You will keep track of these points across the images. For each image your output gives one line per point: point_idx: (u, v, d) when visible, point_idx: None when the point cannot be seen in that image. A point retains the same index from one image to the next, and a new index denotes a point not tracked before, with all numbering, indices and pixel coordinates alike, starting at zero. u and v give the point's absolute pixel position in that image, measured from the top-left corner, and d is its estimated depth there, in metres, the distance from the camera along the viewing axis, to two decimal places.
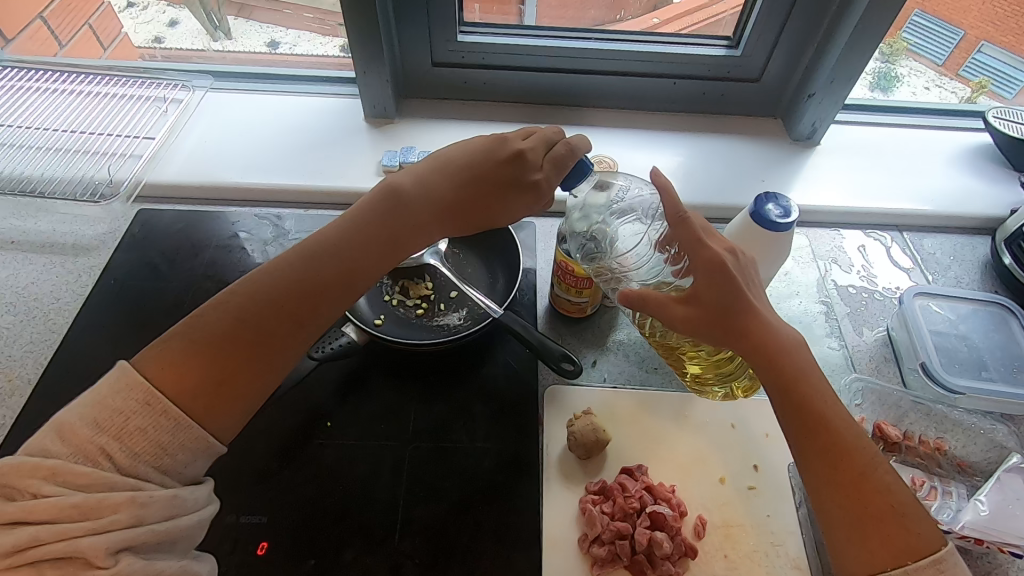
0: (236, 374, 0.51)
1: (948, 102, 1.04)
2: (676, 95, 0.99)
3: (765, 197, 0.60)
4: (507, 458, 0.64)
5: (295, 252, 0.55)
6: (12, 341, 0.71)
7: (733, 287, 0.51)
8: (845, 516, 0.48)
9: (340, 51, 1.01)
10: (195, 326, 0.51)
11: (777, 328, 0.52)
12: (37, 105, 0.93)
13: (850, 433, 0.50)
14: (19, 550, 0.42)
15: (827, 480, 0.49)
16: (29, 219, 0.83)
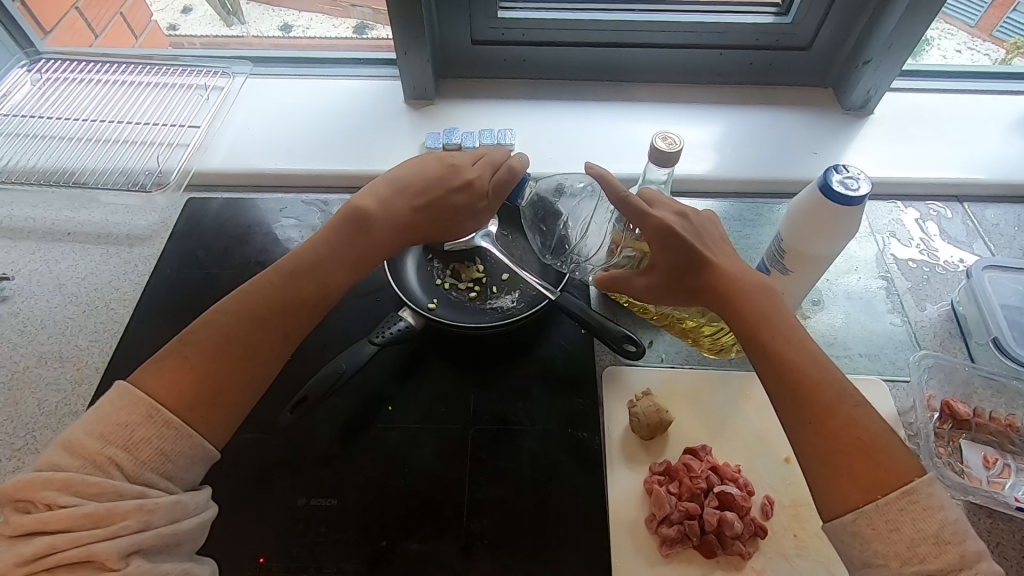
0: (225, 385, 0.49)
1: (979, 64, 1.00)
2: (722, 67, 0.96)
3: (834, 170, 0.58)
4: (568, 439, 0.64)
5: (285, 262, 0.55)
6: (77, 330, 0.72)
7: (684, 244, 0.57)
8: (819, 451, 0.48)
9: (352, 32, 1.01)
10: (181, 348, 0.50)
11: (736, 278, 0.56)
12: (80, 97, 0.94)
13: (816, 369, 0.51)
14: (32, 560, 0.41)
15: (800, 418, 0.49)
16: (82, 211, 0.84)
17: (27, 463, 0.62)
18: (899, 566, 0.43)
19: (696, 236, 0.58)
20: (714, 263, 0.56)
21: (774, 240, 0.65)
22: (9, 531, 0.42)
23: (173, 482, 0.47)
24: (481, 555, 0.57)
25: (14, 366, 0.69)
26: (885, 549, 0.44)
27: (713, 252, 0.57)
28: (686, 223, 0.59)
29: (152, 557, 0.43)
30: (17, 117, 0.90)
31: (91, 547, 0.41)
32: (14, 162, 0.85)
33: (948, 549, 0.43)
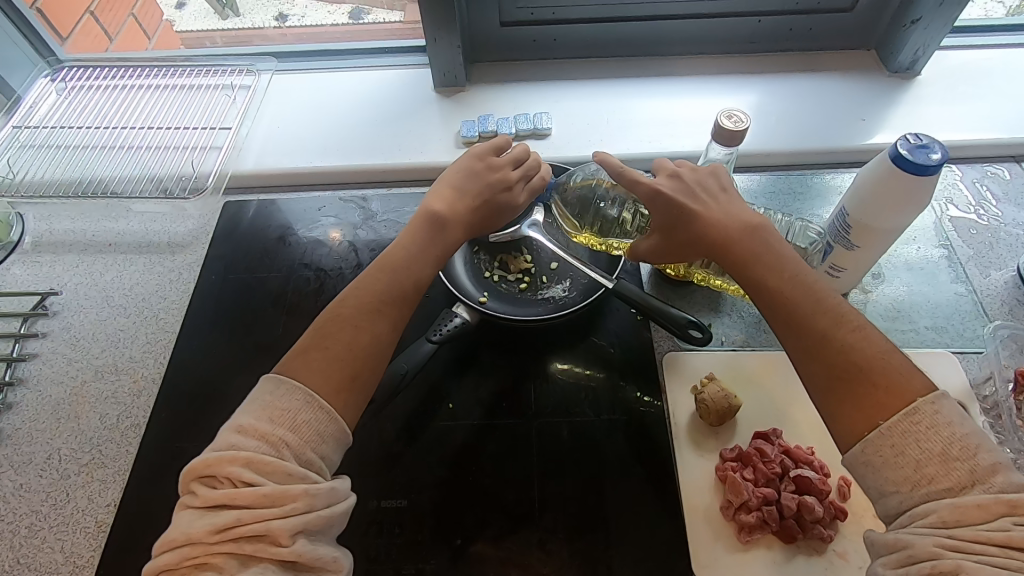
0: (359, 372, 0.49)
1: (996, 15, 0.96)
2: (759, 35, 0.92)
3: (917, 140, 0.55)
4: (635, 429, 0.63)
5: (388, 254, 0.55)
6: (131, 342, 0.72)
7: (668, 195, 0.56)
8: (823, 384, 0.47)
9: (349, 18, 1.00)
10: (317, 338, 0.49)
11: (726, 220, 0.54)
12: (104, 105, 0.93)
13: (816, 304, 0.49)
14: (220, 530, 0.40)
15: (804, 354, 0.48)
16: (120, 221, 0.84)
17: (97, 478, 0.62)
18: (909, 491, 0.41)
19: (683, 185, 0.57)
20: (703, 209, 0.55)
21: (838, 213, 0.63)
22: (198, 501, 0.41)
23: (326, 463, 0.46)
24: (557, 550, 0.56)
25: (73, 381, 0.69)
26: (894, 475, 0.42)
27: (704, 198, 0.56)
28: (676, 175, 0.58)
29: (313, 538, 0.42)
30: (45, 128, 0.89)
31: (269, 523, 0.40)
32: (48, 175, 0.84)
33: (957, 466, 0.40)
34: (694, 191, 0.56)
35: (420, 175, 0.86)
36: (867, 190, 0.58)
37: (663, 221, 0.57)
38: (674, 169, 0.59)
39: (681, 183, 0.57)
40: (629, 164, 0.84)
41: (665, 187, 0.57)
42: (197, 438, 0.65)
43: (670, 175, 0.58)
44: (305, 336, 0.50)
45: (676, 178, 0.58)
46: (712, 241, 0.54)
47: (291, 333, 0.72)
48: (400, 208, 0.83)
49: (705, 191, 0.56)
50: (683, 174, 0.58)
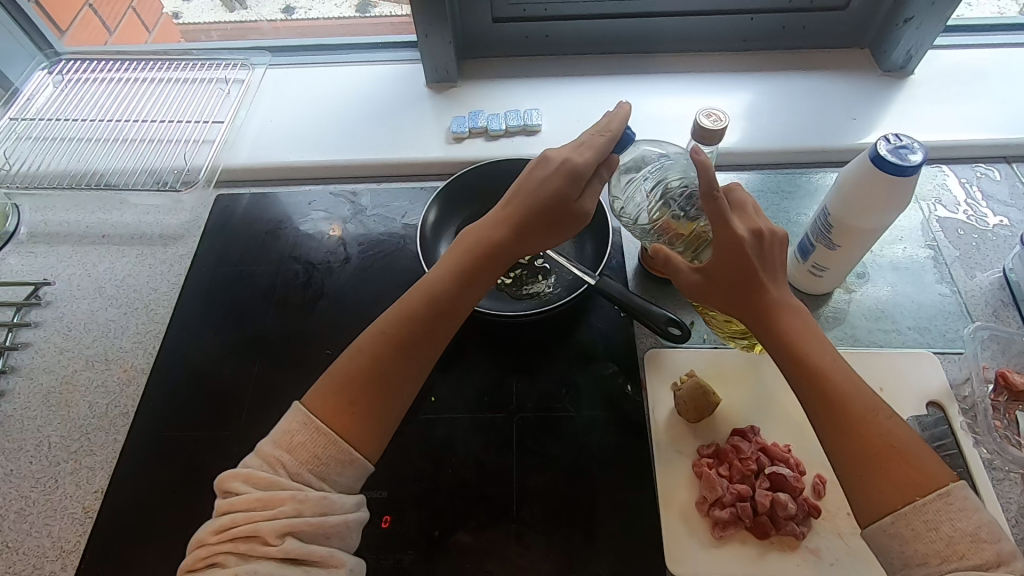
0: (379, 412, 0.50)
1: (996, 13, 0.95)
2: (754, 32, 0.92)
3: (897, 140, 0.55)
4: (616, 424, 0.64)
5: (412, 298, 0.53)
6: (121, 332, 0.73)
7: (739, 249, 0.51)
8: (849, 459, 0.46)
9: (359, 11, 1.00)
10: (361, 376, 0.50)
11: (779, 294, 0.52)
12: (100, 97, 0.94)
13: (852, 387, 0.48)
14: (222, 531, 0.44)
15: (829, 427, 0.47)
16: (114, 213, 0.85)
17: (86, 465, 0.64)
18: (939, 564, 0.41)
19: (760, 244, 0.52)
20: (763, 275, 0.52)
21: (820, 216, 0.63)
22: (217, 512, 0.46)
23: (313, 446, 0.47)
24: (534, 542, 0.57)
25: (64, 370, 0.70)
26: (926, 549, 0.42)
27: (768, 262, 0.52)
28: (752, 233, 0.52)
29: (306, 539, 0.45)
30: (42, 120, 0.90)
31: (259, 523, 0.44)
32: (43, 166, 0.85)
33: (985, 546, 0.41)
34: (764, 255, 0.52)
35: (411, 171, 0.86)
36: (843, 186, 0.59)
37: (718, 275, 0.52)
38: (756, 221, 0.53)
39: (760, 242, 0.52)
40: None
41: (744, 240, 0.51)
42: (184, 427, 0.66)
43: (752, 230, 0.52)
44: (343, 368, 0.51)
45: (757, 238, 0.52)
46: (763, 310, 0.52)
47: (278, 325, 0.73)
48: (390, 202, 0.84)
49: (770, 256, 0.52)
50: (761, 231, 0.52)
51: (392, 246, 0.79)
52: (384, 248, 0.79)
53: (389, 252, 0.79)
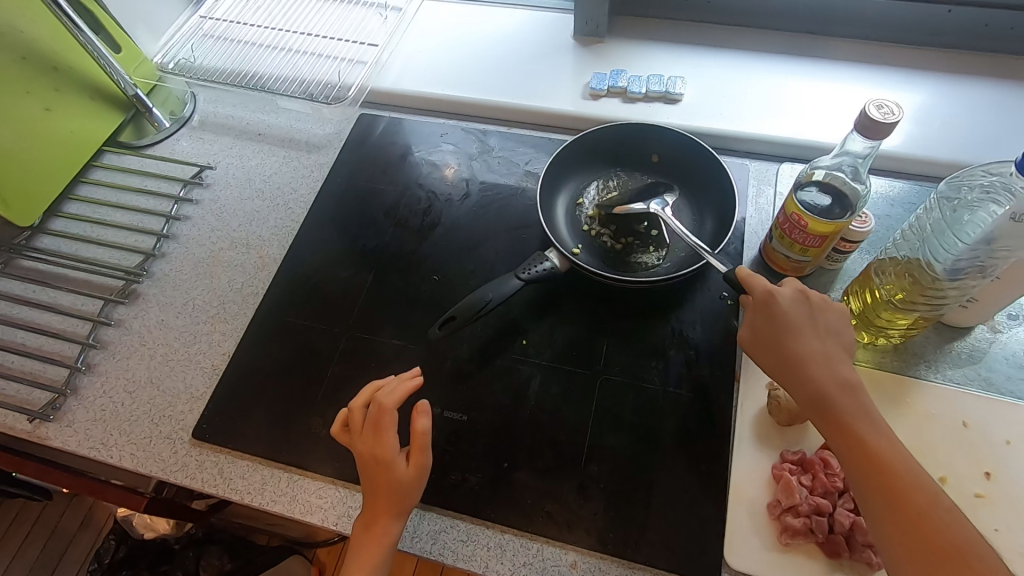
0: (390, 500, 0.53)
1: None
2: (947, 26, 0.82)
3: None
4: (700, 407, 0.63)
5: (384, 406, 0.54)
6: (262, 222, 0.82)
7: (780, 305, 0.53)
8: (872, 502, 0.44)
9: None
10: (367, 458, 0.54)
11: (820, 343, 0.51)
12: (275, 7, 1.01)
13: (891, 447, 0.45)
14: None
15: (840, 457, 0.47)
16: (271, 115, 0.93)
17: (218, 330, 0.73)
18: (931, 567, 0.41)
19: (803, 306, 0.53)
20: (803, 323, 0.52)
21: (961, 261, 0.54)
22: None
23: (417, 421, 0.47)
24: (595, 497, 0.59)
25: (211, 246, 0.80)
26: None
27: (810, 315, 0.53)
28: (775, 295, 0.54)
29: None
30: (225, 22, 0.99)
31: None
32: (218, 62, 0.94)
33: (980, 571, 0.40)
34: (808, 315, 0.53)
35: (542, 119, 0.87)
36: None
37: (762, 325, 0.54)
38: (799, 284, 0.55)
39: (803, 301, 0.53)
40: (756, 144, 0.80)
41: (782, 300, 0.53)
42: (301, 316, 0.73)
43: (794, 291, 0.54)
44: (359, 449, 0.54)
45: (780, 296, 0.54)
46: (782, 347, 0.52)
47: (394, 244, 0.78)
48: (516, 148, 0.85)
49: (821, 320, 0.52)
50: (809, 293, 0.54)
51: (511, 191, 0.81)
52: (504, 191, 0.81)
53: (507, 195, 0.81)
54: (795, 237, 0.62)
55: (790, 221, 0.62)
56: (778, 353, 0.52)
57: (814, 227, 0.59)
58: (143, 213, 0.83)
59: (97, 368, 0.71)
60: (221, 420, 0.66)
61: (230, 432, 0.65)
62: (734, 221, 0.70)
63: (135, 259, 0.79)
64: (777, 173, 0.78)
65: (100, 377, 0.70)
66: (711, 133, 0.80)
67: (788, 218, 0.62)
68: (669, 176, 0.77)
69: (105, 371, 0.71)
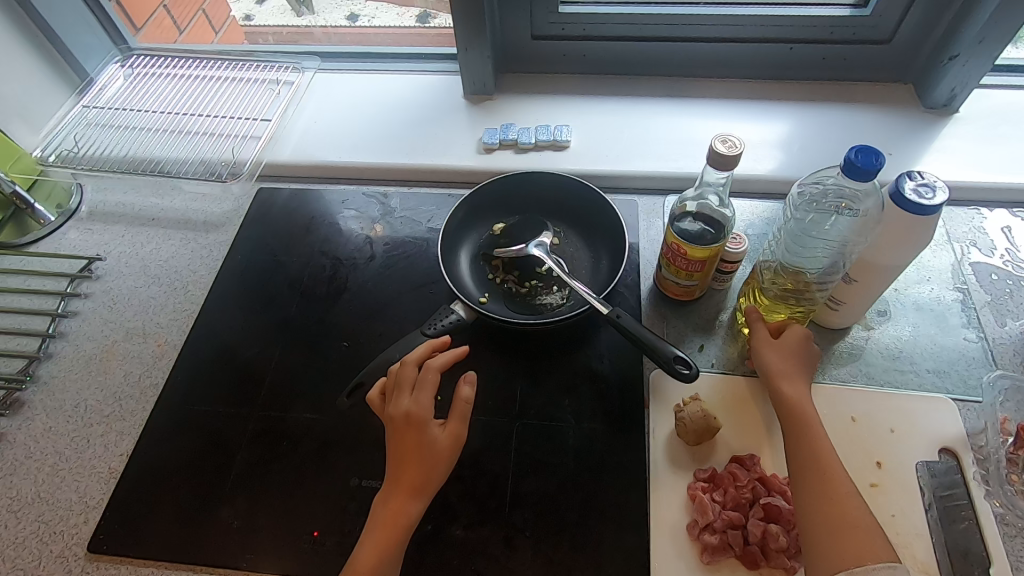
0: (412, 469, 0.53)
1: None
2: (792, 61, 0.92)
3: (865, 153, 0.52)
4: (615, 439, 0.64)
5: (430, 366, 0.57)
6: (160, 309, 0.79)
7: (762, 351, 0.61)
8: (805, 504, 0.51)
9: (416, 21, 1.04)
10: (404, 415, 0.55)
11: (794, 373, 0.59)
12: (163, 90, 1.00)
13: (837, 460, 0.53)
14: None
15: (799, 469, 0.53)
16: (165, 198, 0.91)
17: (115, 430, 0.68)
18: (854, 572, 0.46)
19: (778, 349, 0.61)
20: (798, 359, 0.60)
21: (834, 253, 0.60)
22: None
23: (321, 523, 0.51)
24: (522, 546, 0.58)
25: (105, 340, 0.76)
26: None
27: (809, 357, 0.61)
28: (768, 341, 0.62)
29: None
30: (111, 109, 0.97)
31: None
32: (105, 151, 0.91)
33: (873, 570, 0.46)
34: (790, 357, 0.60)
35: (440, 176, 0.90)
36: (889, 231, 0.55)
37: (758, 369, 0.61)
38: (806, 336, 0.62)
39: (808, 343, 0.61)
40: (641, 181, 0.85)
41: (767, 347, 0.61)
42: (206, 402, 0.70)
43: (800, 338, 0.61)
44: (393, 407, 0.55)
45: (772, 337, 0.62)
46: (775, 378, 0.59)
47: (301, 315, 0.77)
48: (418, 207, 0.87)
49: (795, 360, 0.60)
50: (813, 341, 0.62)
51: (416, 248, 0.82)
52: (410, 250, 0.82)
53: (413, 254, 0.82)
54: (680, 263, 0.66)
55: (671, 249, 0.66)
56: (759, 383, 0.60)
57: (692, 253, 0.64)
58: (26, 314, 0.78)
59: None
60: (120, 528, 0.61)
61: (132, 538, 0.61)
62: (625, 255, 0.74)
63: (17, 364, 0.74)
64: (663, 206, 0.83)
65: None
66: (599, 174, 0.85)
67: (669, 247, 0.66)
68: (562, 217, 0.81)
69: None
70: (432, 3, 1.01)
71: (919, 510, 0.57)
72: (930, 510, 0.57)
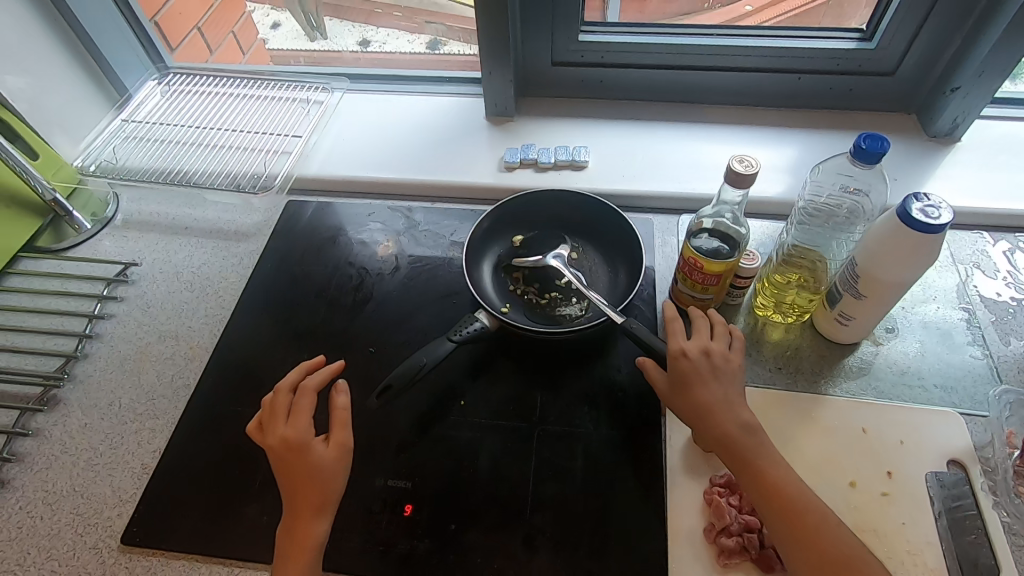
0: (315, 492, 0.55)
1: None
2: (800, 91, 0.96)
3: (873, 149, 0.56)
4: (632, 446, 0.66)
5: (304, 388, 0.59)
6: (191, 313, 0.82)
7: (686, 364, 0.59)
8: (777, 528, 0.51)
9: (427, 48, 1.10)
10: (281, 442, 0.56)
11: (726, 397, 0.57)
12: (198, 106, 1.05)
13: (802, 495, 0.52)
14: None
15: (767, 512, 0.52)
16: (198, 209, 0.95)
17: (148, 428, 0.71)
18: None
19: (708, 363, 0.59)
20: (708, 379, 0.58)
21: (848, 263, 0.65)
22: None
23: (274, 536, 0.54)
24: (543, 546, 0.60)
25: (139, 341, 0.79)
26: None
27: (716, 376, 0.58)
28: (684, 353, 0.59)
29: None
30: (148, 124, 1.02)
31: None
32: (142, 162, 0.96)
33: None
34: (711, 369, 0.59)
35: (462, 193, 0.93)
36: (897, 250, 0.58)
37: (674, 380, 0.59)
38: (705, 341, 0.61)
39: (707, 358, 0.59)
40: (656, 201, 0.89)
41: (690, 359, 0.59)
42: (236, 403, 0.72)
43: (699, 348, 0.60)
44: (272, 437, 0.56)
45: (688, 355, 0.59)
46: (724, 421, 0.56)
47: (329, 321, 0.80)
48: (441, 222, 0.90)
49: (721, 372, 0.59)
50: (711, 350, 0.60)
51: (439, 261, 0.85)
52: (433, 262, 0.85)
53: (436, 266, 0.85)
54: (695, 277, 0.69)
55: (688, 264, 0.69)
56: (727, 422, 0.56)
57: (709, 267, 0.67)
58: (63, 316, 0.81)
59: (11, 484, 0.67)
60: (152, 522, 0.63)
61: (165, 531, 0.63)
62: (643, 269, 0.77)
63: (54, 363, 0.77)
64: (678, 225, 0.87)
65: (14, 494, 0.66)
66: (615, 194, 0.89)
67: (686, 261, 0.69)
68: (581, 233, 0.84)
69: (21, 486, 0.66)
70: (444, 32, 1.07)
71: (929, 519, 0.59)
72: (940, 518, 0.59)
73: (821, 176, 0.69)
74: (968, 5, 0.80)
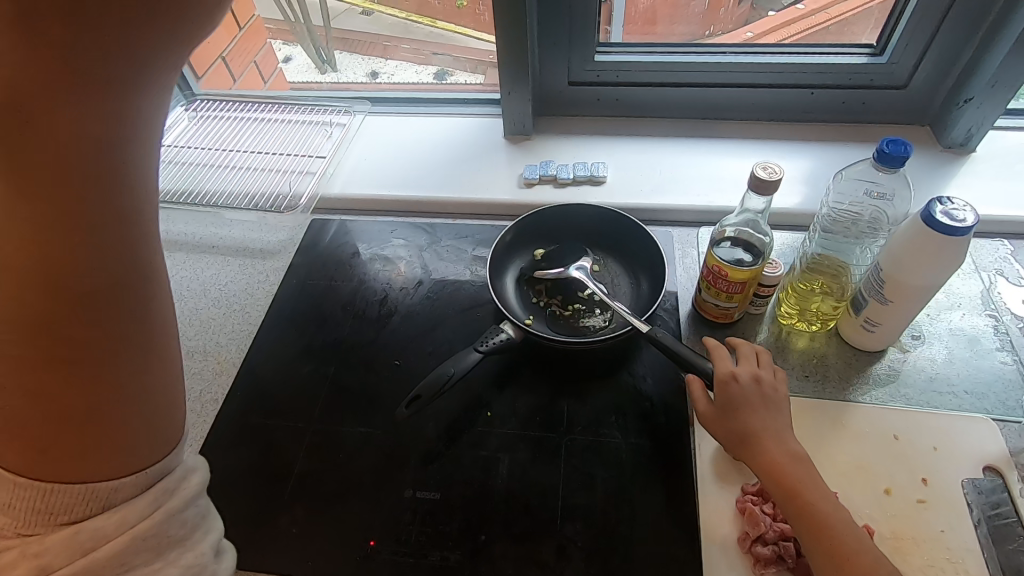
0: (59, 324, 0.37)
1: None
2: (814, 106, 0.98)
3: (896, 153, 0.57)
4: (661, 454, 0.66)
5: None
6: (219, 329, 0.83)
7: (735, 389, 0.58)
8: (817, 560, 0.49)
9: (433, 78, 1.13)
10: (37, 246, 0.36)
11: (771, 424, 0.56)
12: (225, 131, 1.08)
13: (845, 524, 0.50)
14: None
15: (809, 543, 0.50)
16: (224, 228, 0.97)
17: None
18: None
19: (758, 391, 0.58)
20: (754, 407, 0.57)
21: (873, 267, 0.65)
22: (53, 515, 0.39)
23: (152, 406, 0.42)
24: (575, 557, 0.59)
25: None
26: None
27: (763, 404, 0.57)
28: (732, 377, 0.59)
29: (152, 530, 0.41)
30: (176, 148, 1.05)
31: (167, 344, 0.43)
32: (171, 185, 0.98)
33: None
34: (760, 397, 0.58)
35: (483, 209, 0.95)
36: (921, 254, 0.58)
37: (719, 406, 0.59)
38: (754, 368, 0.60)
39: (756, 387, 0.58)
40: (676, 214, 0.90)
41: (739, 384, 0.58)
42: (264, 415, 0.73)
43: (749, 375, 0.59)
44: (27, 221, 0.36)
45: (736, 382, 0.59)
46: (765, 448, 0.55)
47: (354, 335, 0.80)
48: (462, 238, 0.92)
49: (771, 400, 0.58)
50: (761, 377, 0.59)
51: (462, 275, 0.87)
52: (456, 276, 0.87)
53: (459, 280, 0.86)
54: (719, 285, 0.70)
55: (712, 273, 0.69)
56: (768, 450, 0.55)
57: (733, 275, 0.67)
58: None
59: None
60: None
61: None
62: (665, 280, 0.78)
63: None
64: (697, 238, 0.88)
65: None
66: (635, 208, 0.90)
67: (710, 270, 0.70)
68: (602, 245, 0.85)
69: None
70: (452, 62, 1.10)
71: (967, 526, 0.58)
72: (979, 526, 0.58)
73: (841, 184, 0.70)
74: (977, 19, 0.82)
